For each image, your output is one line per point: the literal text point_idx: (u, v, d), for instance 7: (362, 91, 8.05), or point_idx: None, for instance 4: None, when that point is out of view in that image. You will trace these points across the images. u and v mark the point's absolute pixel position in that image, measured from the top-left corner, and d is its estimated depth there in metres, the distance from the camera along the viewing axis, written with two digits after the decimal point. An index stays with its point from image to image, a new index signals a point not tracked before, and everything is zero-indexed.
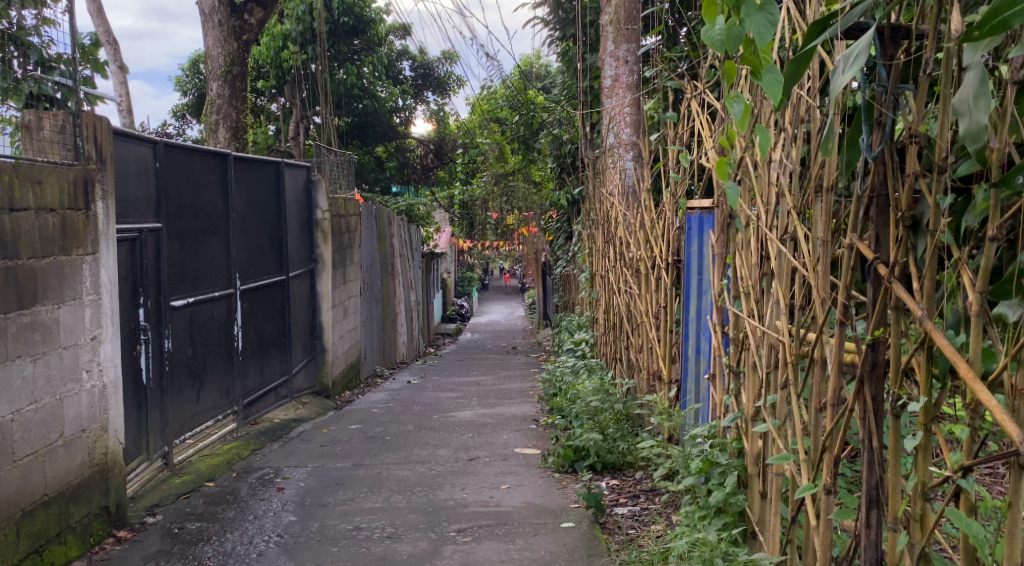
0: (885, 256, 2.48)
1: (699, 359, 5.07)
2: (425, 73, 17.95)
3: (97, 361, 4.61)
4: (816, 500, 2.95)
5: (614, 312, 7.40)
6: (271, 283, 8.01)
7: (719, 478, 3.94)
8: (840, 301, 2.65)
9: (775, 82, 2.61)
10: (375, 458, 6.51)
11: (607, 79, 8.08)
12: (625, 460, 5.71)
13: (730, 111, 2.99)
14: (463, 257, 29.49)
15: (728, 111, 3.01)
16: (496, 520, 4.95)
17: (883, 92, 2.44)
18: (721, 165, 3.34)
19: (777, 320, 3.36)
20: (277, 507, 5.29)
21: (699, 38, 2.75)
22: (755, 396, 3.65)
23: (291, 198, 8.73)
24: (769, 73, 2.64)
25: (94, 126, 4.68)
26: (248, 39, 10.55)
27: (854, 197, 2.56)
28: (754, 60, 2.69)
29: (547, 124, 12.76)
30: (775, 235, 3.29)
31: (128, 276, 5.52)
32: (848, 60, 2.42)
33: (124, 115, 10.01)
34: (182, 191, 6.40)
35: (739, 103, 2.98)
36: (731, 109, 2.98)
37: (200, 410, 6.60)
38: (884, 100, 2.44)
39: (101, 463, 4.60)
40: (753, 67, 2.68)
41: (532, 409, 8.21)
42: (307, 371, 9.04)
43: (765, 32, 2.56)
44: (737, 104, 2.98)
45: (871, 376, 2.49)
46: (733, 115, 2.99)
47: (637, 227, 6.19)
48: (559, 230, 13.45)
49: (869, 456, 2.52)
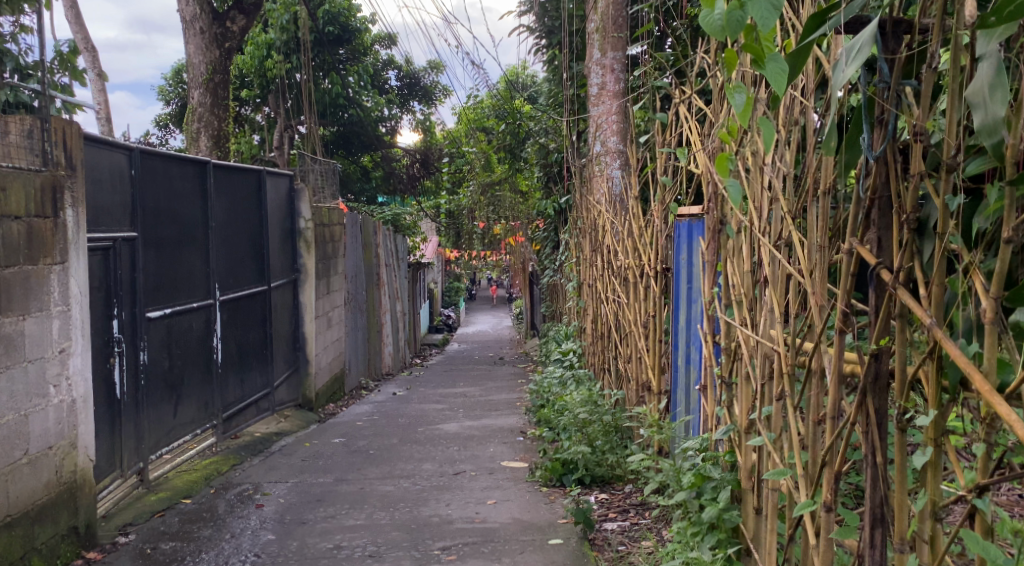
0: (888, 260, 2.34)
1: (690, 369, 4.94)
2: (411, 82, 17.78)
3: (66, 375, 4.45)
4: (815, 517, 2.81)
5: (602, 321, 7.26)
6: (251, 293, 7.84)
7: (712, 494, 3.79)
8: (839, 307, 2.51)
9: (778, 70, 2.42)
10: (358, 473, 6.35)
11: (594, 87, 7.95)
12: (614, 473, 5.57)
13: (731, 102, 2.79)
14: (449, 268, 29.32)
15: (729, 101, 2.80)
16: (482, 537, 4.80)
17: (884, 88, 2.30)
18: (721, 157, 3.07)
19: (771, 330, 3.24)
20: (256, 524, 5.14)
21: (696, 24, 2.60)
22: (749, 408, 3.52)
23: (273, 207, 8.57)
24: (773, 61, 2.45)
25: (63, 131, 4.52)
26: (230, 47, 10.37)
27: (853, 200, 2.42)
28: (756, 48, 2.50)
29: (535, 133, 12.65)
30: (769, 241, 3.17)
31: (101, 287, 5.35)
32: (850, 53, 2.29)
33: (103, 124, 9.83)
34: (159, 199, 6.23)
35: (741, 94, 2.77)
36: (731, 99, 2.78)
37: (178, 424, 6.42)
38: (885, 96, 2.30)
39: (69, 482, 4.43)
40: (755, 54, 2.49)
41: (519, 421, 8.05)
42: (289, 383, 8.86)
43: (768, 17, 2.42)
44: (738, 94, 2.78)
45: (874, 387, 2.35)
46: (734, 106, 2.80)
47: (625, 235, 6.05)
48: (546, 239, 13.30)
49: (872, 473, 2.38)
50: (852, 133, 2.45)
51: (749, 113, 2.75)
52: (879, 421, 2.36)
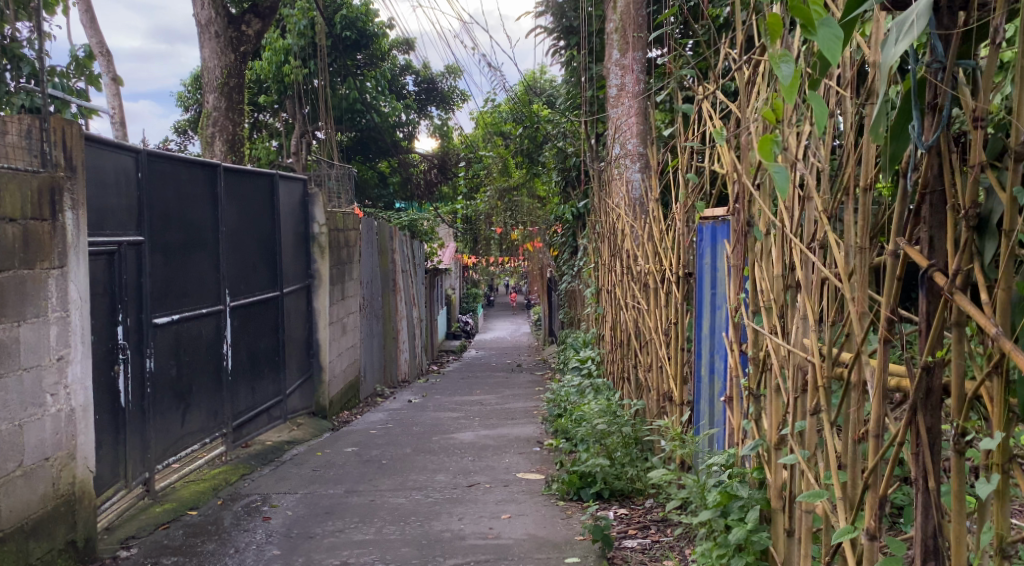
0: (940, 261, 2.12)
1: (714, 379, 4.73)
2: (428, 88, 17.57)
3: (65, 383, 4.28)
4: (856, 545, 2.60)
5: (622, 329, 7.03)
6: (263, 299, 7.66)
7: (739, 513, 3.59)
8: (884, 313, 2.28)
9: (832, 36, 2.25)
10: (370, 484, 6.16)
11: (612, 88, 7.73)
12: (634, 486, 5.39)
13: (778, 73, 2.57)
14: (467, 273, 29.16)
15: (775, 73, 2.58)
16: (496, 555, 4.60)
17: (938, 69, 2.07)
18: (766, 138, 2.75)
19: (805, 339, 3.03)
20: (261, 539, 4.96)
21: None
22: (779, 423, 3.32)
23: (286, 211, 8.39)
24: (824, 26, 2.28)
25: (63, 131, 4.34)
26: (246, 51, 10.16)
27: (901, 196, 2.20)
28: (805, 13, 2.33)
29: (552, 137, 12.43)
30: (803, 242, 2.96)
31: (105, 292, 5.16)
32: (901, 28, 2.10)
33: (117, 129, 9.65)
34: (167, 202, 6.05)
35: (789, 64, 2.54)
36: (778, 71, 2.56)
37: (186, 433, 6.24)
38: (939, 79, 2.07)
39: (67, 494, 4.25)
40: (805, 19, 2.33)
41: (536, 431, 7.84)
42: (303, 391, 8.69)
43: None
44: (785, 64, 2.56)
45: (925, 404, 2.14)
46: (781, 79, 2.58)
47: (645, 239, 5.83)
48: (564, 244, 13.07)
49: (923, 498, 2.16)
50: (903, 119, 2.22)
51: (794, 86, 2.53)
52: (932, 441, 2.14)
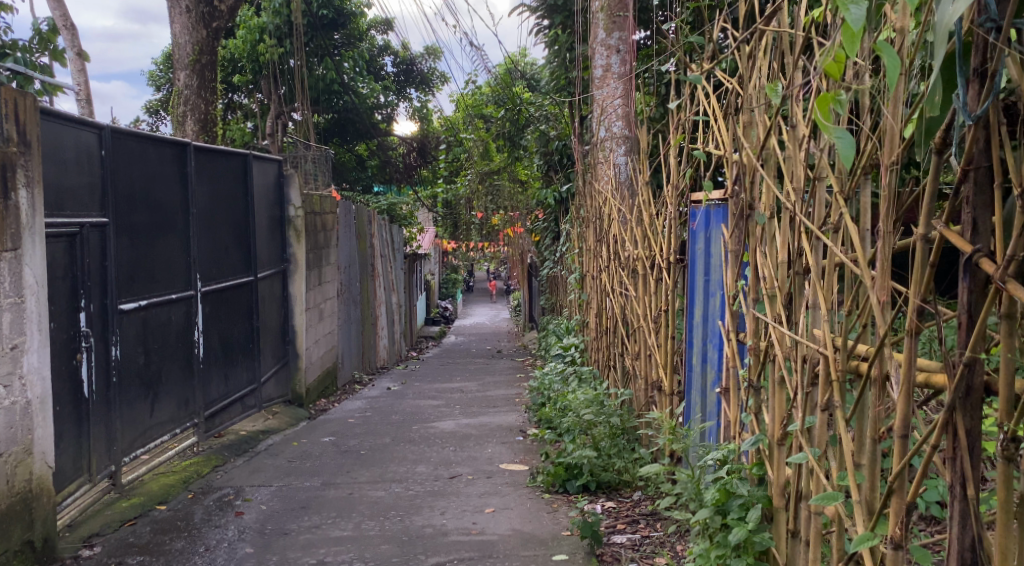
0: (986, 246, 1.95)
1: (707, 369, 4.53)
2: (408, 69, 17.25)
3: (20, 374, 4.01)
4: (874, 553, 2.41)
5: (608, 315, 6.81)
6: (236, 284, 7.39)
7: (739, 512, 3.37)
8: (912, 303, 2.09)
9: None
10: (348, 476, 5.92)
11: (597, 69, 7.48)
12: (621, 478, 5.20)
13: (846, 15, 2.22)
14: (447, 259, 28.93)
15: (841, 13, 2.24)
16: (480, 552, 4.38)
17: (992, 29, 1.89)
18: (829, 94, 2.32)
19: (816, 330, 2.83)
20: (234, 536, 4.73)
21: None
22: (782, 418, 3.12)
23: (260, 193, 8.10)
24: None
25: (15, 103, 4.07)
26: (218, 27, 9.74)
27: (935, 172, 2.02)
28: None
29: (534, 120, 12.16)
30: (816, 226, 2.75)
31: (67, 277, 4.88)
32: None
33: (83, 106, 9.32)
34: (134, 181, 5.77)
35: (859, 7, 2.21)
36: (846, 13, 2.21)
37: (155, 424, 5.97)
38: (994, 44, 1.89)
39: (24, 492, 4.00)
40: None
41: (518, 420, 7.62)
42: (278, 378, 8.42)
43: None
44: (855, 6, 2.21)
45: (963, 405, 1.97)
46: (847, 21, 2.23)
47: (633, 222, 5.60)
48: (546, 229, 12.83)
49: (961, 508, 2.00)
50: (946, 90, 2.06)
51: (857, 35, 2.21)
52: (971, 445, 1.97)
